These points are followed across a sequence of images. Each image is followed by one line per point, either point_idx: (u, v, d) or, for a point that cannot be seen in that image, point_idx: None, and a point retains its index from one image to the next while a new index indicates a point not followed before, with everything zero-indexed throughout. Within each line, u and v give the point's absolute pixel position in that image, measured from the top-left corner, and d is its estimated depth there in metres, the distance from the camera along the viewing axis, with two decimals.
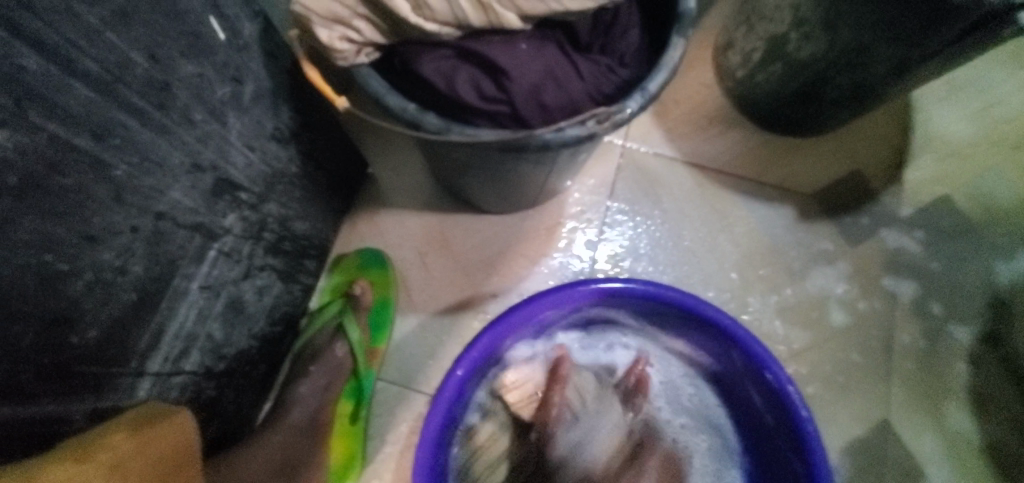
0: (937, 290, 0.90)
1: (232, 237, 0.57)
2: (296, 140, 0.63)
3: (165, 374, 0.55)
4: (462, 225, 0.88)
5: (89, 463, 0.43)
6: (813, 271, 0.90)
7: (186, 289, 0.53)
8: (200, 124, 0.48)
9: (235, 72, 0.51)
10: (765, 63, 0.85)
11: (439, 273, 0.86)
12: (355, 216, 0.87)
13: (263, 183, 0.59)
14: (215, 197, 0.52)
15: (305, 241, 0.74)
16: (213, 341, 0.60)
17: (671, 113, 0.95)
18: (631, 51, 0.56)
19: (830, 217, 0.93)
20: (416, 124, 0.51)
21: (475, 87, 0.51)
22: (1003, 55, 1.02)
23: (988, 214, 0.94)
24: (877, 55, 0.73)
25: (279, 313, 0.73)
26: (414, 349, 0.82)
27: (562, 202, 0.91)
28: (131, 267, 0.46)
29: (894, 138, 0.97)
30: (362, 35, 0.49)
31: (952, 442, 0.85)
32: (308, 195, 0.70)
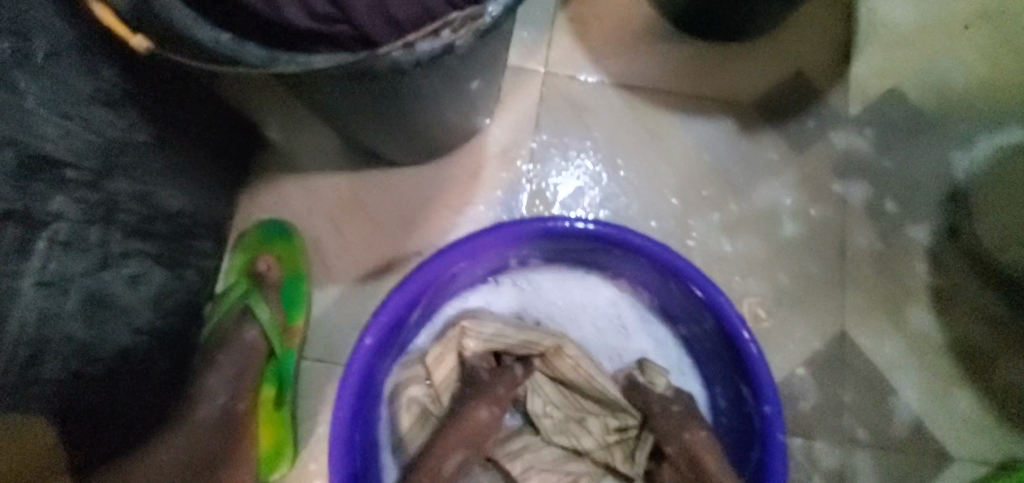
0: (891, 188, 0.85)
1: (67, 222, 0.50)
2: (132, 104, 0.54)
3: (14, 387, 0.48)
4: (373, 182, 0.80)
5: None
6: (759, 183, 0.84)
7: (12, 289, 0.46)
8: None
9: (12, 28, 0.43)
10: None
11: (355, 238, 0.78)
12: (254, 187, 0.78)
13: (97, 157, 0.51)
14: (24, 177, 0.45)
15: (186, 219, 0.66)
16: (76, 342, 0.53)
17: (594, 32, 0.86)
18: None
19: (773, 125, 0.86)
20: (234, 60, 0.42)
21: (303, 5, 0.42)
22: None
23: (941, 103, 0.87)
24: None
25: (169, 304, 0.66)
26: (337, 321, 0.76)
27: (482, 145, 0.82)
28: None
29: (835, 31, 0.89)
30: None
31: (915, 343, 0.81)
32: (171, 166, 0.61)
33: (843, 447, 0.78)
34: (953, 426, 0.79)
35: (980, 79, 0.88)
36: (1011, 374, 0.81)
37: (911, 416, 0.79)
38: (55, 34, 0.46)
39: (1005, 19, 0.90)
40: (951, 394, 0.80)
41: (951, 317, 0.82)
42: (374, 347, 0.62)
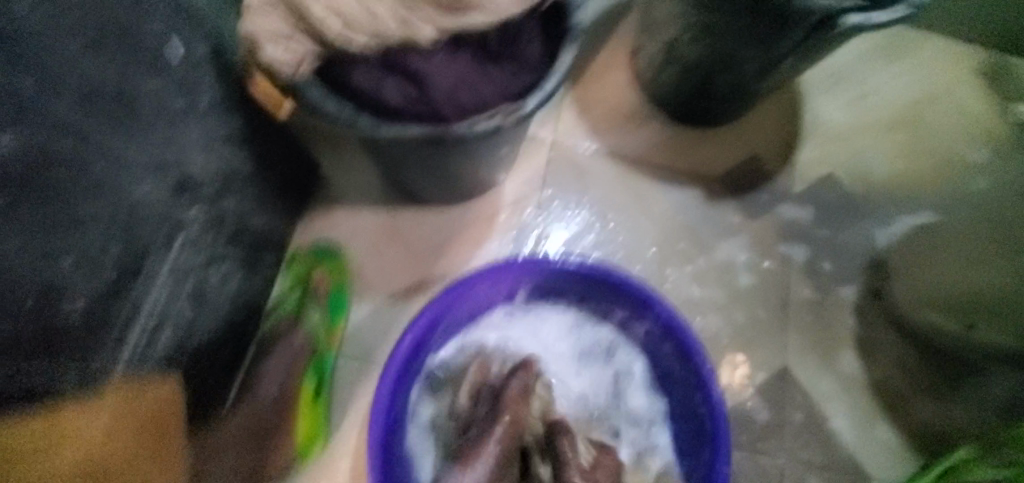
0: (826, 252, 1.05)
1: (195, 228, 0.65)
2: (246, 144, 0.72)
3: (138, 357, 0.61)
4: (407, 219, 0.97)
5: (48, 423, 0.50)
6: (721, 242, 1.03)
7: (155, 274, 0.61)
8: (163, 129, 0.57)
9: (191, 86, 0.60)
10: (664, 64, 0.99)
11: (390, 262, 0.95)
12: (311, 214, 0.96)
13: (220, 181, 0.68)
14: (179, 193, 0.61)
15: (261, 235, 0.82)
16: (181, 322, 0.68)
17: (594, 112, 1.08)
18: (533, 58, 0.65)
19: (734, 196, 1.06)
20: (349, 124, 0.61)
21: (399, 91, 0.61)
22: (877, 50, 1.17)
23: (867, 189, 1.09)
24: (747, 56, 0.86)
25: (239, 302, 0.80)
26: (369, 330, 0.91)
27: (499, 195, 1.01)
28: (106, 250, 0.54)
29: (785, 126, 1.11)
30: (300, 51, 0.58)
31: (843, 380, 0.98)
32: (260, 193, 0.78)
33: (778, 462, 0.94)
34: (874, 452, 0.95)
35: (898, 173, 1.10)
36: (927, 414, 0.97)
37: (840, 442, 0.95)
38: (213, 91, 0.63)
39: (919, 126, 1.14)
40: (874, 426, 0.96)
41: (874, 362, 1.00)
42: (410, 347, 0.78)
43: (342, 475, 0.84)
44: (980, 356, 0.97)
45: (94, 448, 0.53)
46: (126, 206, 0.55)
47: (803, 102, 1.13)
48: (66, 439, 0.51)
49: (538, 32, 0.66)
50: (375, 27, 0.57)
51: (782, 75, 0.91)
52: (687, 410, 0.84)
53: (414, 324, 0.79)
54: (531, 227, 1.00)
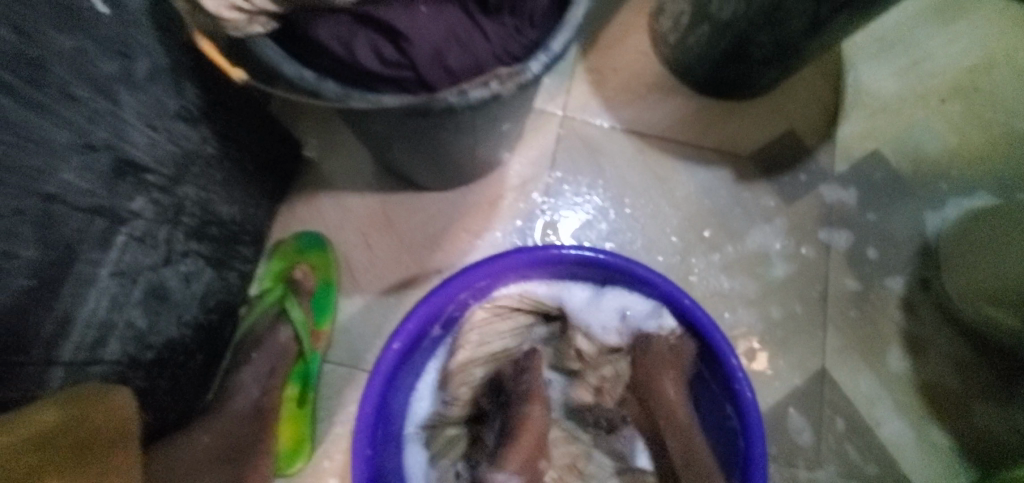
0: (870, 238, 0.93)
1: (144, 220, 0.56)
2: (206, 121, 0.61)
3: (80, 363, 0.53)
4: (402, 204, 0.87)
5: None
6: (753, 228, 0.92)
7: (93, 276, 0.52)
8: (88, 101, 0.47)
9: (124, 49, 0.49)
10: (691, 26, 0.86)
11: (381, 254, 0.85)
12: (294, 200, 0.86)
13: (173, 165, 0.58)
14: (116, 179, 0.51)
15: (233, 226, 0.72)
16: (134, 329, 0.59)
17: (611, 82, 0.96)
18: (540, 12, 0.54)
19: (767, 176, 0.94)
20: (314, 93, 0.50)
21: (375, 52, 0.49)
22: (930, 10, 1.04)
23: (920, 167, 0.97)
24: (790, 11, 0.74)
25: (209, 301, 0.71)
26: (359, 329, 0.82)
27: (503, 177, 0.90)
28: (21, 252, 0.44)
29: (826, 97, 0.98)
30: (251, 3, 0.46)
31: (889, 382, 0.88)
32: (228, 177, 0.68)
33: (817, 474, 0.84)
34: (927, 462, 0.85)
35: (953, 149, 0.98)
36: (988, 421, 0.87)
37: (885, 451, 0.85)
38: (156, 56, 0.53)
39: (978, 95, 1.00)
40: (927, 435, 0.86)
41: (927, 363, 0.89)
42: (400, 352, 0.69)
43: None
44: None
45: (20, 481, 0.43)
46: (42, 196, 0.45)
47: (846, 69, 1.00)
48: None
49: None
50: None
51: (829, 35, 0.78)
52: (718, 421, 0.74)
53: (406, 327, 0.69)
54: (540, 212, 0.90)
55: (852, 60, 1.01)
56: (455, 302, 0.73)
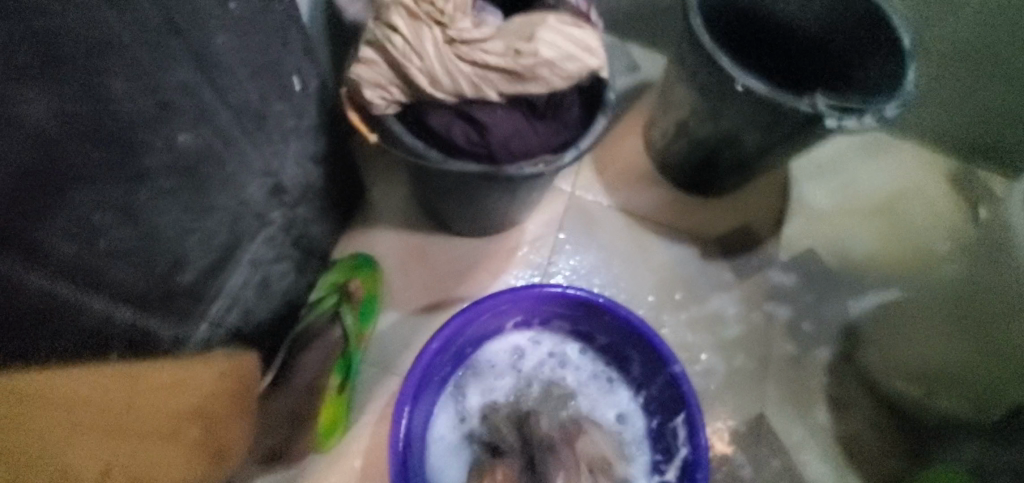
0: (805, 314, 1.17)
1: (276, 227, 0.77)
2: (324, 163, 0.85)
3: (217, 323, 0.72)
4: (438, 244, 1.10)
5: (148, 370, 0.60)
6: (713, 296, 1.16)
7: (241, 262, 0.72)
8: (274, 143, 0.70)
9: (299, 112, 0.73)
10: (676, 138, 1.15)
11: (418, 280, 1.07)
12: (354, 230, 1.08)
13: (300, 191, 0.80)
14: (272, 196, 0.73)
15: (316, 243, 0.94)
16: (248, 306, 0.78)
17: (610, 171, 1.23)
18: (572, 122, 0.80)
19: (727, 257, 1.20)
20: (421, 156, 0.75)
21: (464, 134, 0.75)
22: (860, 148, 1.35)
23: (846, 265, 1.23)
24: (747, 139, 1.01)
25: (289, 298, 0.91)
26: (393, 338, 1.02)
27: (520, 232, 1.14)
28: (218, 236, 0.65)
29: (776, 202, 1.26)
30: (392, 96, 0.73)
31: (812, 430, 1.09)
32: (324, 205, 0.91)
33: None
34: None
35: (872, 253, 1.24)
36: (891, 472, 1.07)
37: None
38: (312, 118, 0.77)
39: (892, 215, 1.29)
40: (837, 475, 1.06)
41: (847, 420, 1.10)
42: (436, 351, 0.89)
43: (356, 467, 0.93)
44: (940, 420, 1.07)
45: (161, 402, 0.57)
46: (238, 202, 0.66)
47: (792, 183, 1.29)
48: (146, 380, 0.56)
49: (577, 101, 0.81)
50: (455, 85, 0.72)
51: (776, 159, 1.06)
52: (671, 437, 0.94)
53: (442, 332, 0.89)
54: (547, 264, 1.13)
55: (798, 177, 1.30)
56: (479, 320, 0.95)
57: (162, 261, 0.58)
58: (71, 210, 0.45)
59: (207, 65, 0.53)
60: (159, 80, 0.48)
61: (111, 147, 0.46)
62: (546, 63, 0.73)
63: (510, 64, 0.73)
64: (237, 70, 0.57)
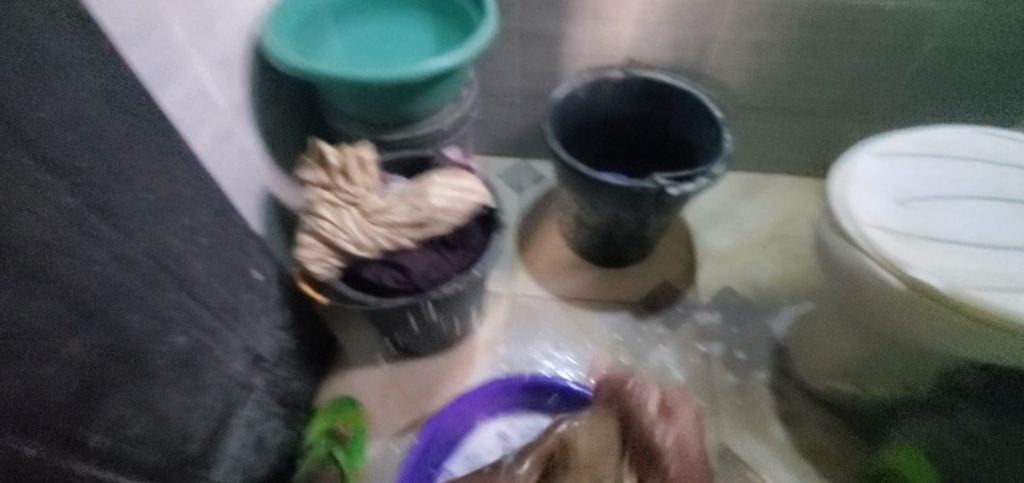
0: (736, 342, 1.34)
1: (261, 391, 0.95)
2: (293, 328, 1.05)
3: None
4: (406, 369, 1.27)
5: None
6: (653, 350, 1.33)
7: (235, 425, 0.88)
8: (248, 324, 0.90)
9: (265, 295, 0.94)
10: (580, 229, 1.39)
11: (395, 405, 1.22)
12: (332, 377, 1.25)
13: (277, 356, 0.99)
14: (253, 365, 0.92)
15: (299, 395, 1.10)
16: (248, 464, 0.92)
17: (539, 267, 1.45)
18: (476, 245, 1.04)
19: (656, 312, 1.39)
20: (363, 302, 0.96)
21: (392, 277, 0.97)
22: (740, 194, 1.62)
23: (758, 291, 1.43)
24: (627, 219, 1.25)
25: (284, 449, 1.05)
26: (382, 464, 1.14)
27: (474, 339, 1.32)
28: (212, 408, 0.82)
29: (684, 255, 1.49)
30: (331, 264, 0.95)
31: (772, 446, 1.20)
32: (300, 362, 1.09)
33: None
34: None
35: (775, 277, 1.45)
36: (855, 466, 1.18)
37: None
38: (275, 296, 0.98)
39: (785, 240, 1.52)
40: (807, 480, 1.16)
41: (804, 430, 1.23)
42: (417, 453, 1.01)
43: None
44: (879, 407, 1.24)
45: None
46: (224, 377, 0.84)
47: (694, 236, 1.53)
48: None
49: (476, 229, 1.05)
50: (376, 244, 0.95)
51: (658, 225, 1.30)
52: None
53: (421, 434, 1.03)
54: (502, 360, 1.30)
55: (697, 230, 1.54)
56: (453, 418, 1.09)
57: (170, 437, 0.75)
58: (105, 416, 0.65)
59: (187, 284, 0.75)
60: (154, 304, 0.69)
61: (131, 360, 0.67)
62: (439, 209, 0.97)
63: (412, 218, 0.96)
64: (209, 281, 0.79)
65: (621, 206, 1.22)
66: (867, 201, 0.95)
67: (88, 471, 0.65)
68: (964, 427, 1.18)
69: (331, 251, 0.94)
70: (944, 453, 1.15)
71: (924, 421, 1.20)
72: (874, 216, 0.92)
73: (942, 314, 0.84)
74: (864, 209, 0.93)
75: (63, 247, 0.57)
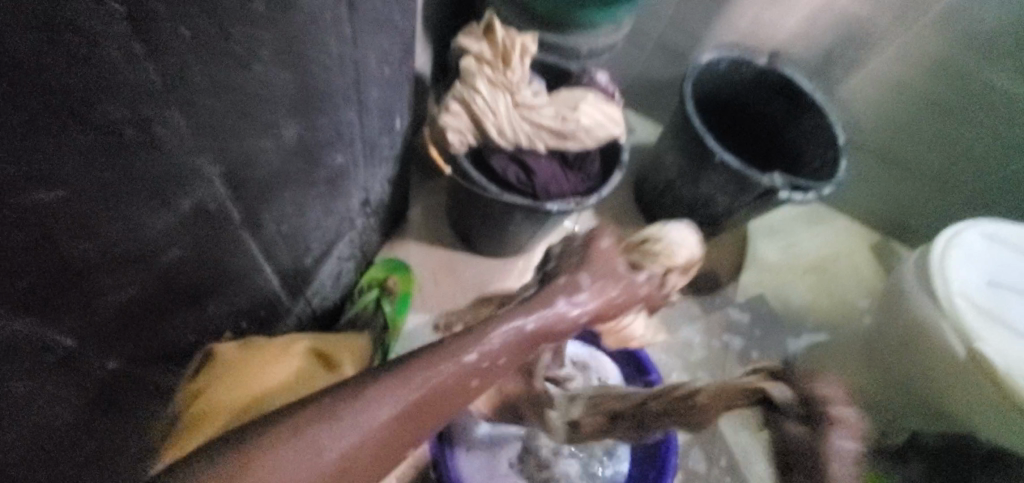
0: (754, 345, 1.43)
1: (357, 231, 0.96)
2: (393, 183, 1.05)
3: (307, 301, 0.89)
4: (464, 261, 1.31)
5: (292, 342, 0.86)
6: (683, 327, 1.41)
7: (333, 254, 0.90)
8: (375, 166, 0.90)
9: (393, 144, 0.94)
10: (662, 193, 1.41)
11: (445, 289, 1.26)
12: (392, 241, 1.29)
13: (377, 204, 1.00)
14: (363, 206, 0.93)
15: (370, 247, 1.12)
16: (325, 292, 0.95)
17: (606, 213, 1.49)
18: (593, 175, 1.04)
19: (695, 294, 1.46)
20: (482, 188, 0.96)
21: (516, 176, 0.98)
22: (806, 216, 1.66)
23: (789, 309, 1.50)
24: (720, 201, 1.28)
25: (344, 290, 1.09)
26: (419, 337, 1.19)
27: (529, 257, 1.36)
28: (327, 232, 0.83)
29: (736, 253, 1.54)
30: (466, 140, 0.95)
31: (755, 441, 1.32)
32: (384, 217, 1.10)
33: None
34: None
35: (809, 303, 1.52)
36: None
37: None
38: (398, 148, 0.97)
39: (829, 273, 1.58)
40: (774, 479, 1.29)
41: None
42: None
43: None
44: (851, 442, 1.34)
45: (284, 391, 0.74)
46: (345, 207, 0.85)
47: (752, 239, 1.58)
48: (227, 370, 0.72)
49: (599, 159, 1.05)
50: (515, 138, 0.95)
51: (740, 218, 1.33)
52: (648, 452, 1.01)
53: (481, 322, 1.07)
54: None
55: (755, 235, 1.59)
56: None
57: (294, 243, 0.76)
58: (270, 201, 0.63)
59: (362, 109, 0.73)
60: (339, 118, 0.68)
61: (303, 160, 0.65)
62: (583, 129, 0.98)
63: (557, 127, 0.96)
64: (372, 113, 0.78)
65: (722, 186, 1.23)
66: (965, 263, 1.01)
67: (242, 248, 0.65)
68: None
69: (472, 127, 0.94)
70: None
71: None
72: (969, 277, 0.99)
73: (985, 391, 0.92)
74: (962, 259, 1.01)
75: (322, 29, 0.55)
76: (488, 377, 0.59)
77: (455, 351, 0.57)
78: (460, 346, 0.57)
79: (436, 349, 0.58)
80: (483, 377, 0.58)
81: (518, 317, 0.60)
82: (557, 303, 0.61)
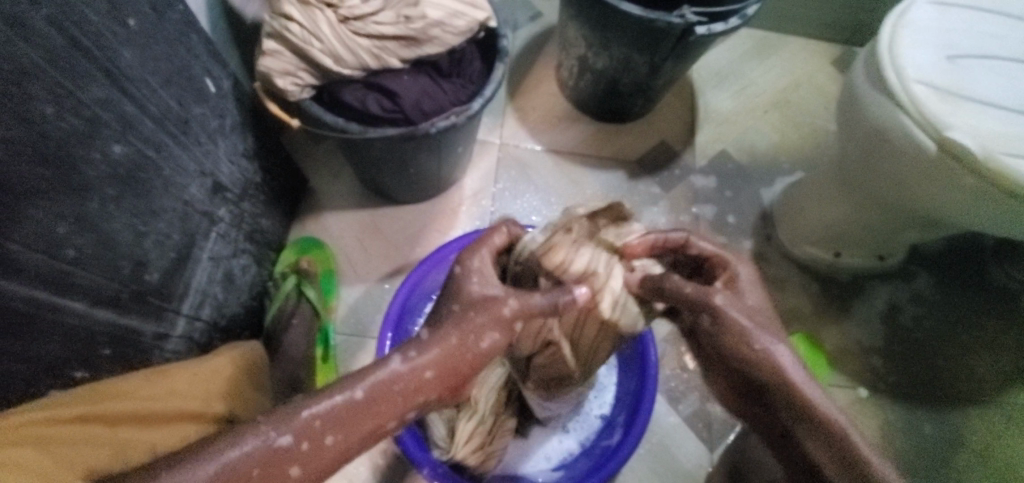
0: (728, 207, 1.29)
1: (224, 223, 0.83)
2: (255, 157, 0.91)
3: (191, 317, 0.78)
4: (387, 216, 1.18)
5: (179, 372, 0.69)
6: (645, 211, 1.27)
7: (200, 258, 0.78)
8: (204, 144, 0.76)
9: (221, 112, 0.80)
10: (580, 74, 1.24)
11: (375, 251, 1.15)
12: (306, 218, 1.16)
13: (239, 186, 0.86)
14: (215, 194, 0.79)
15: (267, 234, 1.00)
16: (217, 300, 0.84)
17: (531, 117, 1.33)
18: (475, 74, 0.88)
19: (650, 173, 1.31)
20: (344, 130, 0.82)
21: (379, 104, 0.82)
22: (751, 51, 1.47)
23: (756, 156, 1.35)
24: (638, 61, 1.11)
25: (253, 289, 0.98)
26: (359, 309, 1.10)
27: (459, 191, 1.23)
28: (170, 236, 0.71)
29: (684, 115, 1.38)
30: (303, 80, 0.80)
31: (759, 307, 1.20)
32: (266, 197, 0.97)
33: None
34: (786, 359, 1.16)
35: (777, 145, 1.36)
36: (829, 333, 1.18)
37: None
38: (232, 116, 0.83)
39: (790, 105, 1.41)
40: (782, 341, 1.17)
41: (788, 296, 1.21)
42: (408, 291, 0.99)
43: None
44: (851, 276, 1.22)
45: (117, 460, 0.59)
46: (182, 201, 0.72)
47: (698, 94, 1.40)
48: (40, 430, 0.55)
49: (476, 55, 0.88)
50: (358, 60, 0.79)
51: (669, 74, 1.16)
52: (631, 377, 0.96)
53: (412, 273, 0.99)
54: (491, 213, 1.22)
55: (700, 88, 1.41)
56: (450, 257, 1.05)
57: (127, 261, 0.64)
58: (30, 225, 0.52)
59: (121, 78, 0.60)
60: (81, 99, 0.55)
61: (53, 164, 0.53)
62: (436, 24, 0.81)
63: (402, 31, 0.79)
64: (149, 80, 0.64)
65: (634, 42, 1.05)
66: (913, 52, 0.85)
67: (79, 293, 0.59)
68: (924, 293, 1.21)
69: (304, 64, 0.79)
70: (901, 314, 1.20)
71: (885, 284, 1.22)
72: (919, 69, 0.83)
73: (972, 180, 0.79)
74: (910, 60, 0.84)
75: None
76: (309, 463, 0.51)
77: (267, 433, 0.50)
78: (273, 429, 0.50)
79: (230, 441, 0.50)
80: (304, 462, 0.50)
81: (350, 385, 0.53)
82: (394, 358, 0.56)
